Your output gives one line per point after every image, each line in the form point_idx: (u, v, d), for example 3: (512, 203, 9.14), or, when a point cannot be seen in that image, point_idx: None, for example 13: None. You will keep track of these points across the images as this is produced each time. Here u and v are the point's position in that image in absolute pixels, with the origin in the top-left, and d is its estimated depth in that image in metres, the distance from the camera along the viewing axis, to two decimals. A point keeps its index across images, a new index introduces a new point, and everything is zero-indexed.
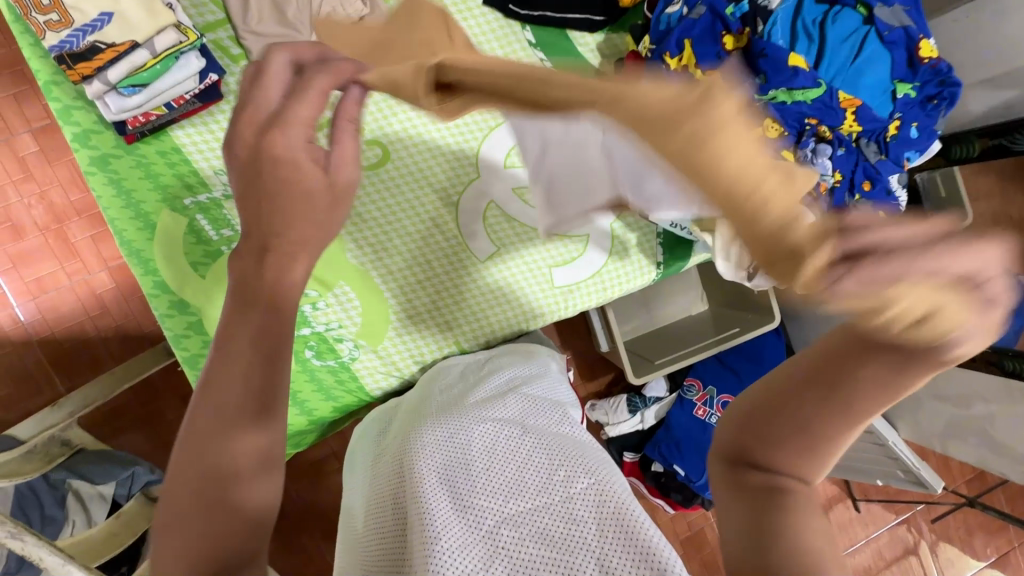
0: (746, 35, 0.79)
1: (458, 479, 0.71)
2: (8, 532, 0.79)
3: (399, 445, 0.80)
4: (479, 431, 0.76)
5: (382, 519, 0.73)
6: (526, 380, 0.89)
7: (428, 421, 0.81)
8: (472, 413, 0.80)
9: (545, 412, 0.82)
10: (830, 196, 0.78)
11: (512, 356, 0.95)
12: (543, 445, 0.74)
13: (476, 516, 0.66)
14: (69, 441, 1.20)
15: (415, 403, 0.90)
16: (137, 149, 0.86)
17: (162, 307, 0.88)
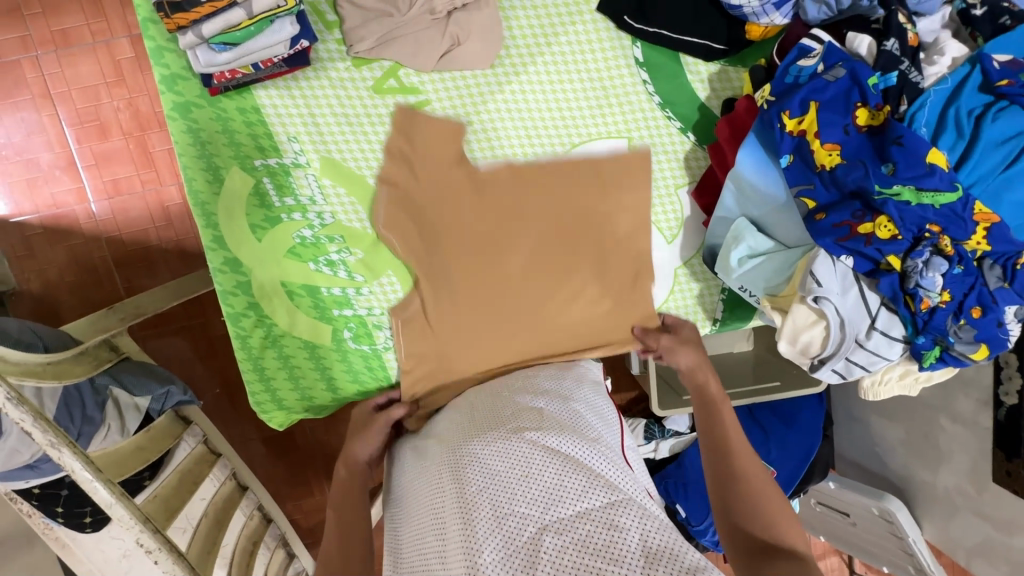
0: (884, 114, 0.69)
1: (497, 487, 0.67)
2: (50, 441, 0.86)
3: (438, 449, 0.77)
4: (520, 440, 0.72)
5: (421, 524, 0.70)
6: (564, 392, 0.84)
7: (466, 431, 0.77)
8: (509, 422, 0.76)
9: (589, 427, 0.77)
10: (929, 315, 0.69)
11: (551, 370, 0.90)
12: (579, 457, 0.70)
13: (518, 525, 0.63)
14: (117, 347, 1.31)
15: (459, 408, 0.86)
16: (219, 102, 0.85)
17: (215, 262, 0.89)
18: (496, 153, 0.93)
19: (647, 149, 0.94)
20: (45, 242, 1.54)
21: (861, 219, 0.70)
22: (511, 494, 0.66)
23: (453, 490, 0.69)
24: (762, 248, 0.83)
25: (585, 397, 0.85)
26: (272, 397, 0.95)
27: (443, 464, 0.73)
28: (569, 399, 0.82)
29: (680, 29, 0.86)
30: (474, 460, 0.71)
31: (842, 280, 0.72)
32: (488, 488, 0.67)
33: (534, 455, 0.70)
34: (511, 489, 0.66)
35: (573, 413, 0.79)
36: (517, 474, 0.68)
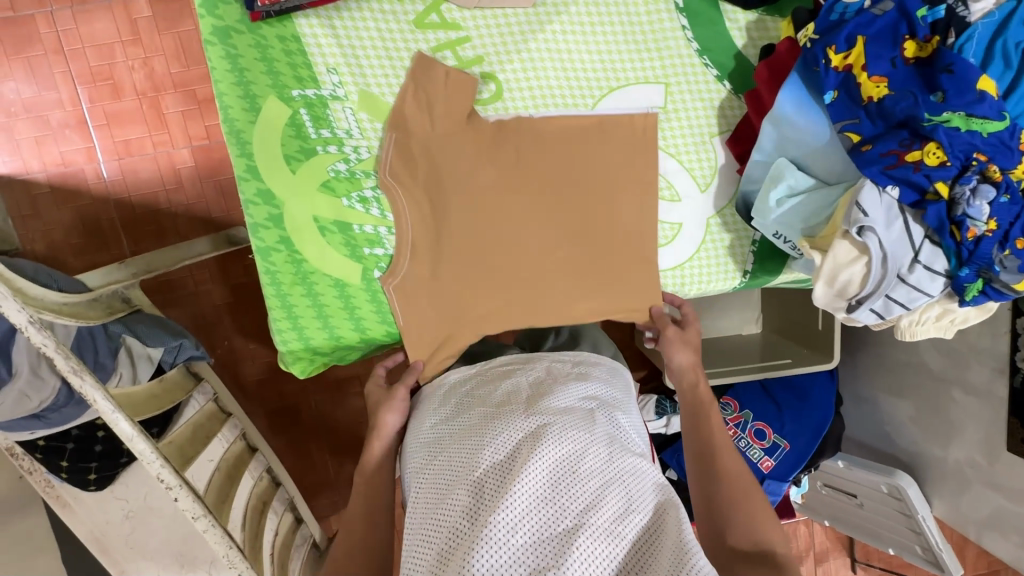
0: (932, 45, 0.70)
1: (545, 471, 0.67)
2: (71, 368, 0.83)
3: (475, 424, 0.77)
4: (572, 435, 0.72)
5: (445, 496, 0.70)
6: (610, 397, 0.85)
7: (516, 408, 0.77)
8: (564, 413, 0.76)
9: (629, 439, 0.79)
10: (975, 244, 0.69)
11: (598, 368, 0.90)
12: (625, 473, 0.70)
13: (558, 515, 0.64)
14: (129, 299, 1.29)
15: (496, 378, 0.86)
16: (259, 29, 0.85)
17: (248, 193, 0.88)
18: (532, 93, 0.92)
19: (684, 94, 0.94)
20: (51, 202, 1.51)
21: (909, 148, 0.70)
22: (554, 486, 0.66)
23: (496, 467, 0.69)
24: (801, 187, 0.83)
25: (625, 407, 0.85)
26: (299, 335, 0.94)
27: (483, 443, 0.72)
28: (614, 407, 0.82)
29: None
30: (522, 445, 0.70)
31: (887, 214, 0.73)
32: (539, 469, 0.67)
33: (583, 454, 0.70)
34: (555, 482, 0.66)
35: (618, 422, 0.80)
36: (564, 470, 0.68)
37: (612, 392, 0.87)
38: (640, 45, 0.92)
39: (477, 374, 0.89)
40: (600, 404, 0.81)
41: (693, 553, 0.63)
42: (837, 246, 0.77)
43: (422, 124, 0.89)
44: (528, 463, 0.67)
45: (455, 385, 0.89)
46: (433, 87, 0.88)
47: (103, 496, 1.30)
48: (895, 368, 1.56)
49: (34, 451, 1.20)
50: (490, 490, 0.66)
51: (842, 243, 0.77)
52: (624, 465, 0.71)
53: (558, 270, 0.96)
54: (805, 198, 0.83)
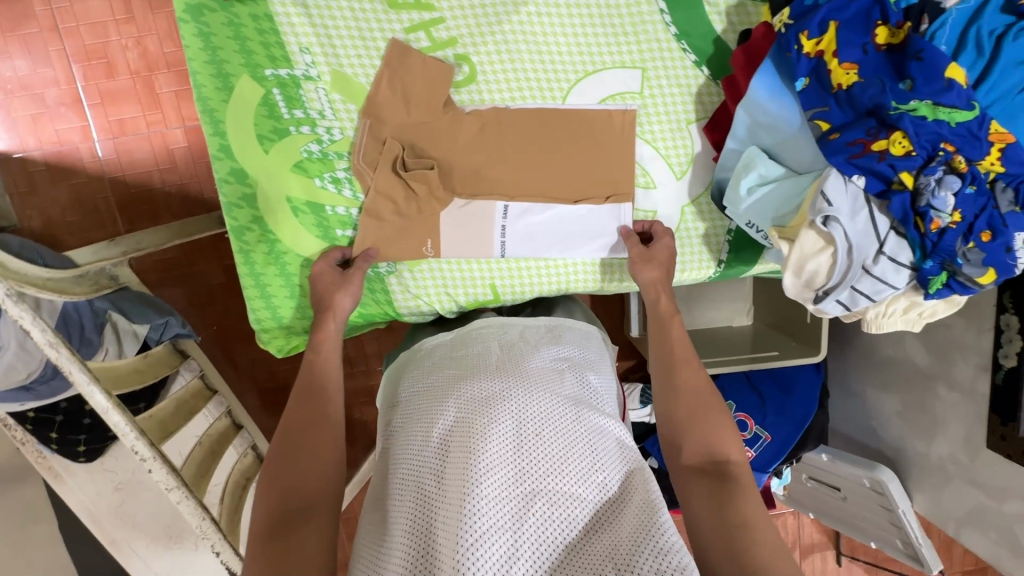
0: (905, 31, 0.68)
1: (511, 434, 0.69)
2: (48, 341, 0.85)
3: (447, 386, 0.78)
4: (539, 400, 0.73)
5: (416, 456, 0.72)
6: (583, 359, 0.86)
7: (488, 371, 0.78)
8: (534, 376, 0.77)
9: (599, 399, 0.80)
10: (939, 236, 0.68)
11: (574, 332, 0.91)
12: (591, 435, 0.72)
13: (521, 476, 0.67)
14: (116, 277, 1.31)
15: (472, 340, 0.87)
16: (232, 7, 0.85)
17: (221, 172, 0.89)
18: (506, 75, 0.91)
19: (660, 80, 0.93)
20: (48, 180, 1.53)
21: (876, 137, 0.69)
22: (519, 449, 0.68)
23: (464, 429, 0.71)
24: (772, 175, 0.82)
25: (599, 368, 0.87)
26: (272, 313, 0.95)
27: (452, 405, 0.74)
28: (586, 369, 0.84)
29: None
30: (488, 407, 0.72)
31: (853, 204, 0.72)
32: (504, 433, 0.69)
33: (550, 417, 0.72)
34: (520, 445, 0.69)
35: (589, 385, 0.81)
36: (529, 434, 0.70)
37: (587, 354, 0.88)
38: (616, 29, 0.91)
39: (455, 340, 0.90)
40: (573, 367, 0.83)
41: (654, 511, 0.66)
42: (805, 238, 0.76)
43: (397, 104, 0.89)
44: (494, 426, 0.69)
45: (431, 350, 0.90)
46: (409, 76, 0.88)
47: (93, 468, 1.32)
48: (884, 363, 1.54)
49: (24, 422, 1.22)
50: (455, 452, 0.69)
51: (810, 234, 0.76)
52: (590, 428, 0.73)
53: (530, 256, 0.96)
54: (776, 186, 0.82)
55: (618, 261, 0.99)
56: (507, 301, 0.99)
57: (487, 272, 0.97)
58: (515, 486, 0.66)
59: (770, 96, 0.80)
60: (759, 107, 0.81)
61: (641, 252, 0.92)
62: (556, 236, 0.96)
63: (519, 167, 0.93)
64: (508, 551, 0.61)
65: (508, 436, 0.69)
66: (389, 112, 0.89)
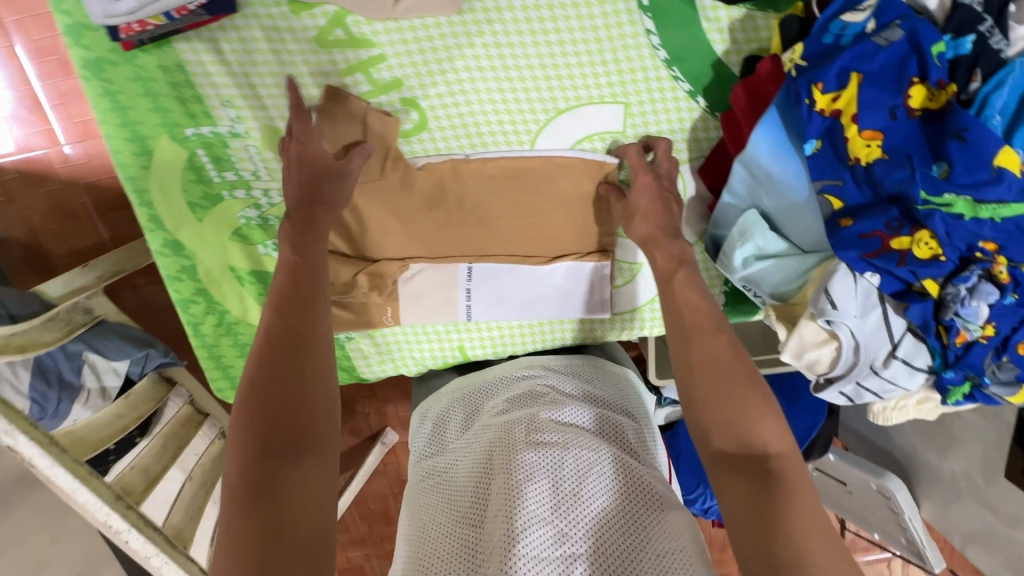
0: (947, 95, 0.53)
1: (546, 490, 0.58)
2: (2, 430, 0.82)
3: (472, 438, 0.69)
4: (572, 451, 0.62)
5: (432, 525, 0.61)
6: (621, 404, 0.74)
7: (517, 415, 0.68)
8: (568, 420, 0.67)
9: (641, 447, 0.68)
10: (964, 349, 0.57)
11: (603, 369, 0.80)
12: (640, 491, 0.60)
13: (558, 547, 0.55)
14: (91, 309, 1.27)
15: (497, 384, 0.77)
16: (136, 58, 0.72)
17: (155, 245, 0.81)
18: (462, 120, 0.77)
19: (647, 117, 0.78)
20: (23, 187, 1.44)
21: (896, 231, 0.56)
22: (556, 509, 0.57)
23: (493, 482, 0.60)
24: (772, 249, 0.70)
25: (638, 414, 0.75)
26: (230, 380, 0.90)
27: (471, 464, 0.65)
28: (626, 416, 0.72)
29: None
30: (519, 456, 0.61)
31: (863, 300, 0.60)
32: (539, 489, 0.58)
33: (584, 472, 0.60)
34: (555, 500, 0.58)
35: (631, 432, 0.69)
36: (566, 488, 0.59)
37: (626, 403, 0.75)
38: (592, 58, 0.75)
39: (469, 384, 0.81)
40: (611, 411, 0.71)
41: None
42: (806, 327, 0.65)
43: None
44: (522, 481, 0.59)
45: (452, 401, 0.79)
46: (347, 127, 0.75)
47: None
48: None
49: None
50: (487, 512, 0.58)
51: (812, 323, 0.65)
52: (637, 481, 0.60)
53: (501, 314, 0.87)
54: (776, 258, 0.70)
55: (600, 318, 0.89)
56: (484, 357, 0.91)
57: (455, 334, 0.89)
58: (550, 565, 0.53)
59: (769, 154, 0.67)
60: (756, 165, 0.68)
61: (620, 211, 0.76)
62: (530, 297, 0.87)
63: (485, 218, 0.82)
64: None
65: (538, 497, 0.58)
66: None
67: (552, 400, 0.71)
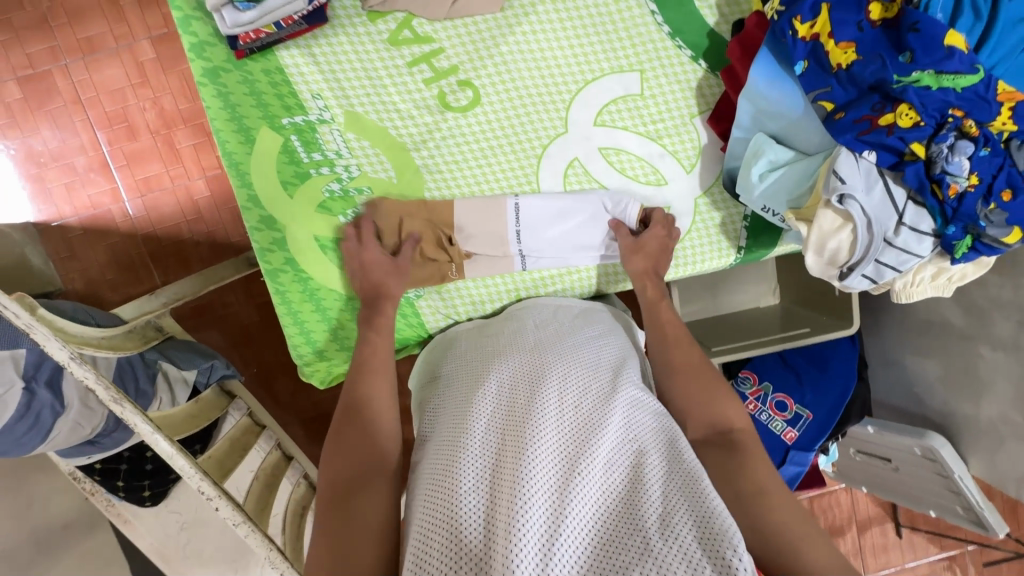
0: (897, 5, 0.69)
1: (552, 409, 0.72)
2: (112, 397, 0.90)
3: (486, 366, 0.82)
4: (576, 375, 0.77)
5: (456, 423, 0.75)
6: (614, 341, 0.88)
7: (528, 353, 0.82)
8: (570, 357, 0.81)
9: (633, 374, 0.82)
10: (959, 201, 0.69)
11: (600, 315, 0.94)
12: (626, 411, 0.74)
13: (560, 448, 0.68)
14: (161, 328, 1.38)
15: (510, 326, 0.91)
16: (245, 65, 0.90)
17: (252, 221, 0.94)
18: (510, 95, 0.94)
19: (660, 79, 0.95)
20: (85, 243, 1.61)
21: (881, 112, 0.70)
22: (560, 421, 0.71)
23: (509, 405, 0.74)
24: (782, 160, 0.84)
25: (632, 350, 0.89)
26: (311, 346, 1.00)
27: (490, 379, 0.79)
28: (618, 352, 0.86)
29: None
30: (532, 386, 0.75)
31: (867, 180, 0.73)
32: (546, 408, 0.72)
33: (588, 391, 0.75)
34: (559, 416, 0.71)
35: (623, 363, 0.83)
36: (569, 407, 0.73)
37: (619, 344, 0.88)
38: (611, 39, 0.93)
39: (483, 326, 0.97)
40: (606, 349, 0.85)
41: (695, 483, 0.66)
42: (823, 217, 0.77)
43: (408, 138, 0.94)
44: (541, 395, 0.73)
45: (475, 337, 0.93)
46: (405, 128, 0.94)
47: (159, 511, 1.35)
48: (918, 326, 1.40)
49: (92, 473, 1.24)
50: (503, 427, 0.71)
51: (827, 213, 0.77)
52: (627, 404, 0.75)
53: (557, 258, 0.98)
54: (791, 170, 0.82)
55: None
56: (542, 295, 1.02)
57: (510, 282, 1.01)
58: (555, 458, 0.67)
59: (773, 82, 0.81)
60: (761, 95, 0.82)
61: (630, 244, 0.94)
62: (565, 228, 0.97)
63: (534, 175, 0.97)
64: (549, 516, 0.61)
65: (555, 406, 0.72)
66: (408, 142, 0.94)
67: (558, 339, 0.85)
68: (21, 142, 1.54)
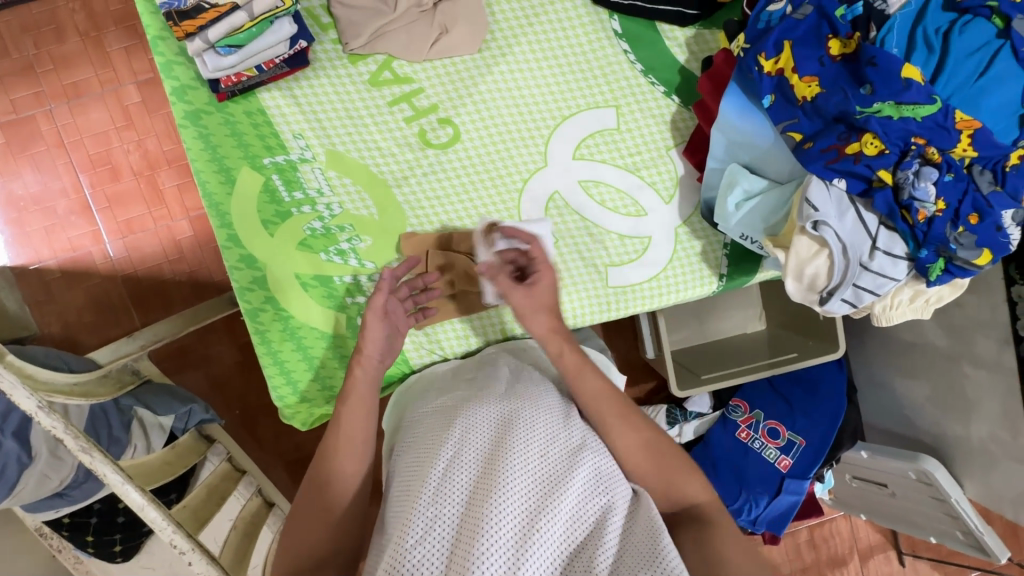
0: (855, 41, 0.72)
1: (518, 461, 0.70)
2: (80, 446, 0.86)
3: (456, 410, 0.80)
4: (545, 423, 0.76)
5: (419, 469, 0.74)
6: None
7: (497, 399, 0.80)
8: (540, 404, 0.79)
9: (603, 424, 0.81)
10: (928, 225, 0.71)
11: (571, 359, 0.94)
12: (593, 465, 0.73)
13: (523, 508, 0.66)
14: (138, 371, 1.33)
15: (483, 369, 0.90)
16: (227, 107, 0.91)
17: (231, 260, 0.93)
18: (490, 131, 0.96)
19: (635, 114, 0.98)
20: (63, 286, 1.59)
21: (848, 141, 0.73)
22: (526, 477, 0.69)
23: (474, 459, 0.72)
24: (757, 189, 0.85)
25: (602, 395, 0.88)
26: (292, 387, 0.97)
27: (456, 426, 0.76)
28: None
29: (681, 21, 0.94)
30: (500, 437, 0.73)
31: (840, 206, 0.74)
32: (513, 462, 0.70)
33: (555, 440, 0.74)
34: (526, 471, 0.69)
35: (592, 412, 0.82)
36: (535, 460, 0.71)
37: None
38: (586, 78, 0.97)
39: (460, 366, 0.96)
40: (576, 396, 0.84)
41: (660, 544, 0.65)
42: (801, 243, 0.78)
43: (390, 176, 0.95)
44: (506, 448, 0.71)
45: (451, 377, 0.93)
46: (385, 166, 0.95)
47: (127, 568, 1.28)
48: (904, 348, 1.41)
49: (61, 528, 1.19)
50: (466, 484, 0.70)
51: (804, 239, 0.78)
52: (593, 459, 0.73)
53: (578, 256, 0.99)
54: (766, 197, 0.84)
55: (624, 288, 1.00)
56: (525, 328, 1.01)
57: (496, 317, 1.00)
58: (517, 520, 0.65)
59: (742, 115, 0.84)
60: (731, 127, 0.85)
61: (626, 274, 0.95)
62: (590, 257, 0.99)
63: (514, 208, 0.98)
64: None
65: (520, 455, 0.70)
66: (390, 179, 0.95)
67: (529, 384, 0.84)
68: (3, 186, 1.54)
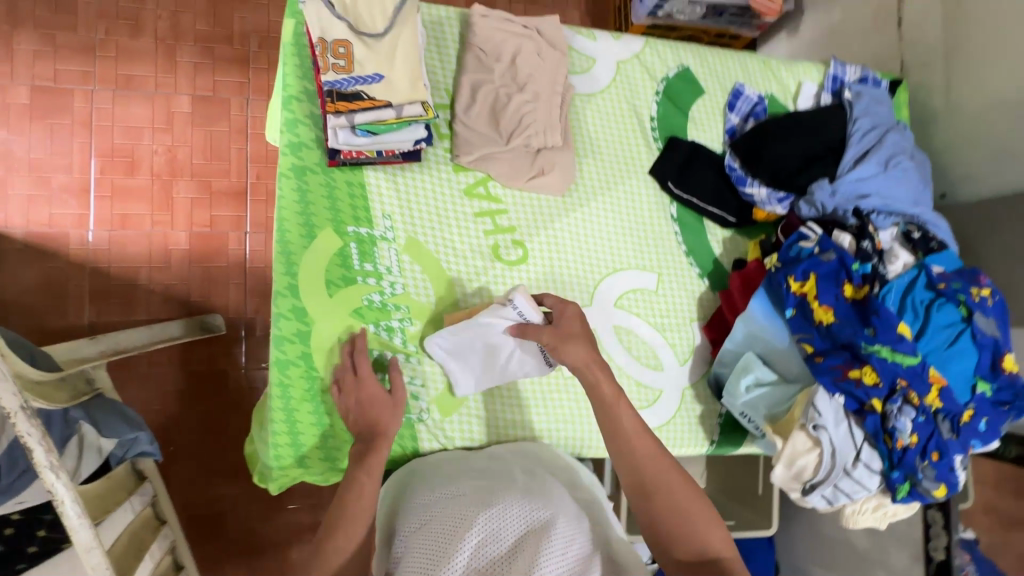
0: (864, 291, 0.93)
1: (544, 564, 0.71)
2: (49, 463, 0.77)
3: (477, 500, 0.81)
4: (566, 524, 0.78)
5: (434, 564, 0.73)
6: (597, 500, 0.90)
7: (521, 495, 0.82)
8: (560, 508, 0.81)
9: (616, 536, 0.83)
10: (903, 452, 0.86)
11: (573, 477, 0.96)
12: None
13: None
14: (92, 381, 1.23)
15: (495, 467, 0.92)
16: (332, 172, 0.98)
17: (282, 308, 0.93)
18: (552, 261, 1.08)
19: (671, 283, 1.14)
20: (21, 259, 1.46)
21: (851, 367, 0.90)
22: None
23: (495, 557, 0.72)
24: (766, 379, 1.00)
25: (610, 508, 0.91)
26: (292, 448, 0.94)
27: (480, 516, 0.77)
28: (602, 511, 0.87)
29: (721, 221, 1.15)
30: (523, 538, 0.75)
31: (834, 417, 0.89)
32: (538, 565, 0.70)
33: (575, 547, 0.75)
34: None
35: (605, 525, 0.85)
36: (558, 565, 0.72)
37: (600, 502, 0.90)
38: (640, 242, 1.13)
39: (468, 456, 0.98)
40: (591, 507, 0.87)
41: None
42: (798, 439, 0.91)
43: (455, 274, 1.03)
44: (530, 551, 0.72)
45: (461, 464, 0.93)
46: (453, 264, 1.03)
47: None
48: (831, 544, 1.51)
49: None
50: None
51: (802, 436, 0.91)
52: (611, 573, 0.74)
53: (559, 302, 0.95)
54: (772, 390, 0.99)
55: None
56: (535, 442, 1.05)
57: (514, 427, 1.04)
58: None
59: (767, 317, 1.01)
60: (756, 323, 1.01)
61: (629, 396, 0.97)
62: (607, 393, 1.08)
63: None
64: None
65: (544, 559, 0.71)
66: (455, 278, 1.03)
67: (550, 487, 0.86)
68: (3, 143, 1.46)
